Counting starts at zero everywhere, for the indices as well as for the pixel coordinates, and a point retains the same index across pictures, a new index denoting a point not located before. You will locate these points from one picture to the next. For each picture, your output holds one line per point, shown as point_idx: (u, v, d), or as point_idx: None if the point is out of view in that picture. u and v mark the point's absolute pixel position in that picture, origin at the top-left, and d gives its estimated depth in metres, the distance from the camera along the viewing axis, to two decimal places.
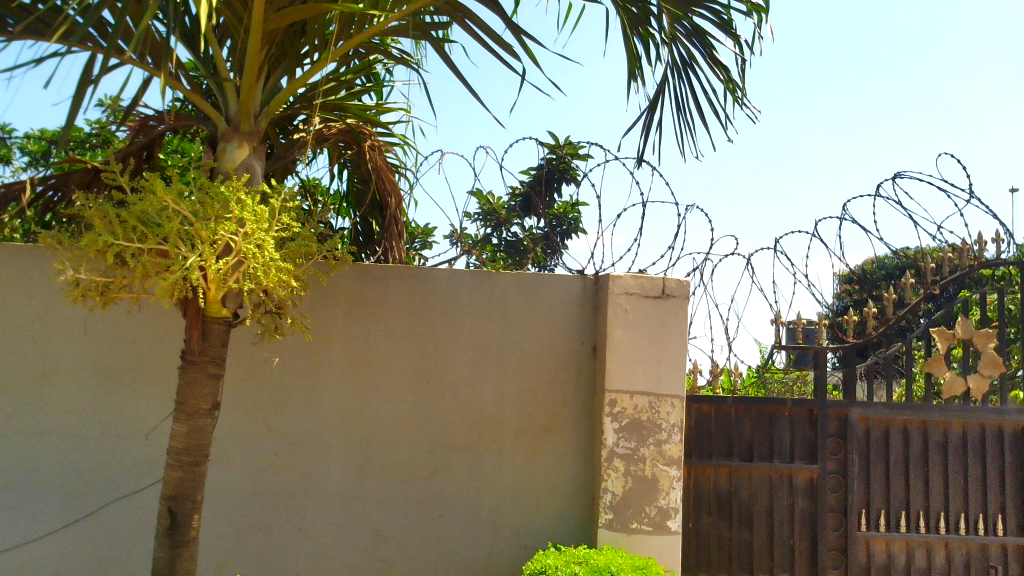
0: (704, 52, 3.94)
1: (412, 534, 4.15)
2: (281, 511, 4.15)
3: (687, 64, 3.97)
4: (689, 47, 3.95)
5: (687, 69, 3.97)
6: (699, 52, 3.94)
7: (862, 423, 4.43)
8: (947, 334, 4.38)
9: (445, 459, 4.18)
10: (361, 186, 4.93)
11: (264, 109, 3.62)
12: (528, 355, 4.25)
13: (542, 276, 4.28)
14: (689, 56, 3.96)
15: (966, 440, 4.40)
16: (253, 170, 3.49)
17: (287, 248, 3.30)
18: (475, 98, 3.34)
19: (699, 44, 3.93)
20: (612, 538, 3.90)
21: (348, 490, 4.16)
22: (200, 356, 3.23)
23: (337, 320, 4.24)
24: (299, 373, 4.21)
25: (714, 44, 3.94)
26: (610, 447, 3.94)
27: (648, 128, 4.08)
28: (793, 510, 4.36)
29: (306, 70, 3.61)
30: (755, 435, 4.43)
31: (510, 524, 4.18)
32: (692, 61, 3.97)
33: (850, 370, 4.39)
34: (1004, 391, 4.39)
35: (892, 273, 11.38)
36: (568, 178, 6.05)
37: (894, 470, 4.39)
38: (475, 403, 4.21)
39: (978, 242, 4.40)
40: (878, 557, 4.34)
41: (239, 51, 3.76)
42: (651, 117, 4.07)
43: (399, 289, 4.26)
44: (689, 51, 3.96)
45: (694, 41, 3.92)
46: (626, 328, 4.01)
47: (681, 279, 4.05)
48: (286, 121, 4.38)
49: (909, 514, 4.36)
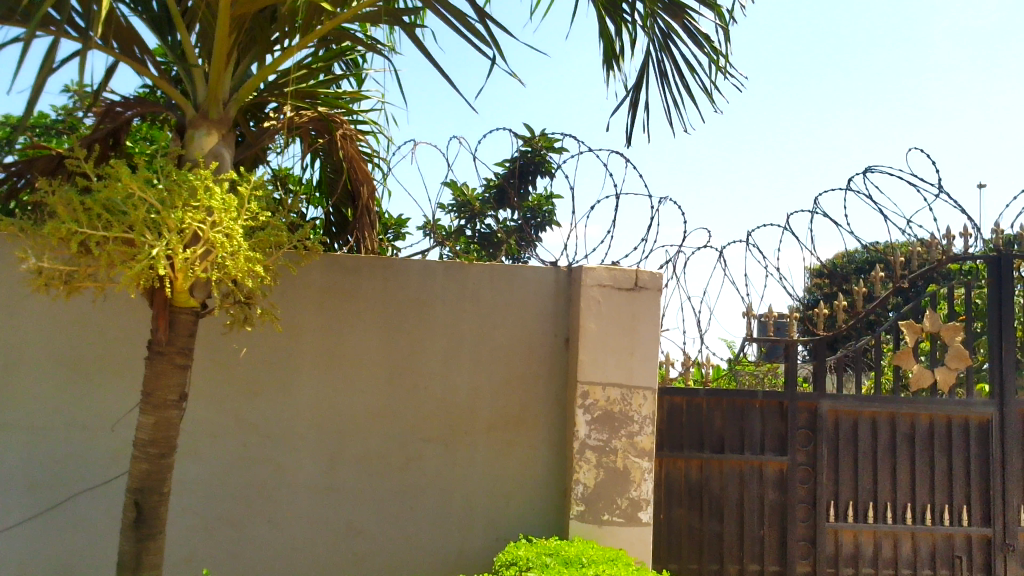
0: (686, 26, 3.95)
1: (384, 527, 4.12)
2: (251, 503, 4.11)
3: (668, 37, 4.01)
4: (667, 18, 3.97)
5: (668, 41, 4.02)
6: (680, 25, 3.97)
7: (832, 414, 4.47)
8: (915, 328, 4.46)
9: (418, 451, 4.16)
10: (334, 176, 4.88)
11: (234, 96, 3.57)
12: (502, 347, 4.23)
13: (515, 267, 4.26)
14: (669, 28, 3.99)
15: (932, 432, 4.48)
16: (221, 158, 3.46)
17: (255, 237, 3.23)
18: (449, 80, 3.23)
19: (677, 19, 3.94)
20: (583, 529, 3.90)
21: (319, 481, 4.12)
22: (167, 347, 3.17)
23: (308, 310, 4.19)
24: (269, 363, 4.16)
25: (691, 14, 3.95)
26: (582, 439, 3.93)
27: (636, 105, 4.14)
28: (763, 501, 4.39)
29: (277, 56, 3.56)
30: (727, 425, 4.45)
31: (482, 515, 4.16)
32: (671, 32, 4.00)
33: (819, 363, 4.45)
34: (970, 383, 4.50)
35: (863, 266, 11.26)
36: (544, 170, 6.02)
37: (862, 461, 4.45)
38: (449, 394, 4.19)
39: (947, 236, 4.46)
40: (846, 548, 4.39)
41: (206, 37, 3.71)
42: (638, 95, 4.13)
43: (372, 279, 4.22)
44: (669, 24, 3.99)
45: (674, 14, 3.94)
46: (598, 320, 4.00)
47: (654, 271, 4.05)
48: (256, 108, 4.35)
49: (876, 505, 4.42)
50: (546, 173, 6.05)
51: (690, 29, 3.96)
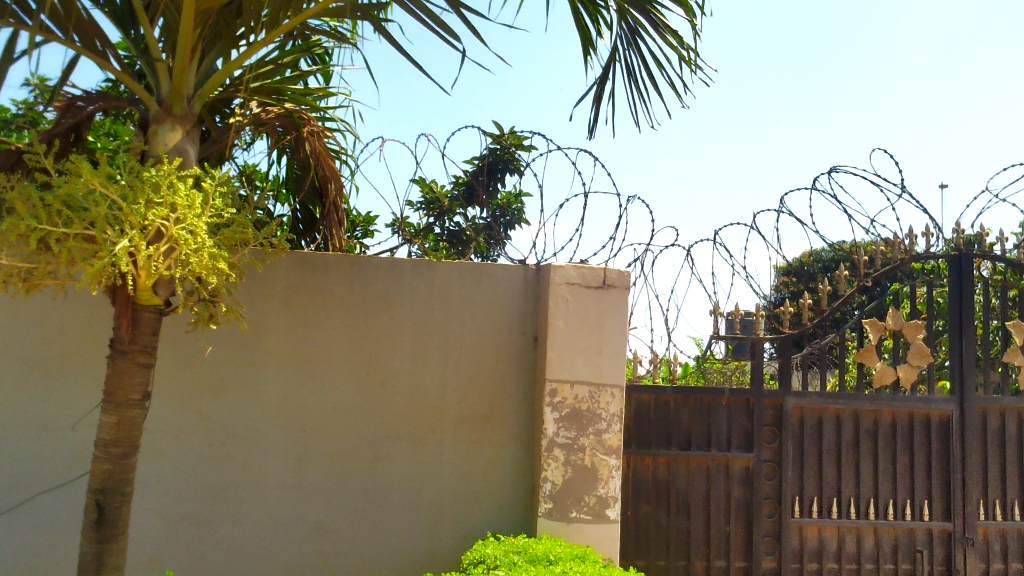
0: (654, 22, 3.97)
1: (351, 526, 4.10)
2: (217, 504, 4.06)
3: (636, 32, 4.03)
4: (635, 14, 3.98)
5: (636, 36, 4.03)
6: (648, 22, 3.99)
7: (797, 411, 4.52)
8: (879, 326, 4.52)
9: (385, 450, 4.14)
10: (302, 172, 4.82)
11: (199, 91, 3.52)
12: (469, 345, 4.22)
13: (483, 266, 4.25)
14: (637, 23, 4.01)
15: (895, 428, 4.55)
16: (185, 154, 3.41)
17: (220, 235, 3.19)
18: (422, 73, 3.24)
19: (645, 13, 3.96)
20: (551, 527, 3.90)
21: (285, 480, 4.08)
22: (130, 345, 3.12)
23: (275, 308, 4.14)
24: (235, 362, 4.11)
25: (659, 10, 3.97)
26: (550, 437, 3.93)
27: (600, 99, 4.15)
28: (729, 497, 4.42)
29: (243, 51, 3.51)
30: (694, 423, 4.47)
31: (450, 514, 4.15)
32: (638, 28, 4.02)
33: (785, 361, 4.50)
34: (931, 380, 4.59)
35: (828, 264, 11.36)
36: (513, 169, 6.02)
37: (826, 457, 4.50)
38: (417, 392, 4.17)
39: (910, 236, 4.53)
40: (811, 543, 4.44)
41: (171, 30, 3.65)
42: (603, 88, 4.13)
43: (339, 276, 4.18)
44: (636, 19, 4.01)
45: (641, 8, 3.95)
46: (566, 318, 4.00)
47: (622, 269, 4.07)
48: (222, 104, 4.29)
49: (840, 500, 4.48)
50: (515, 172, 6.04)
51: (657, 25, 3.98)
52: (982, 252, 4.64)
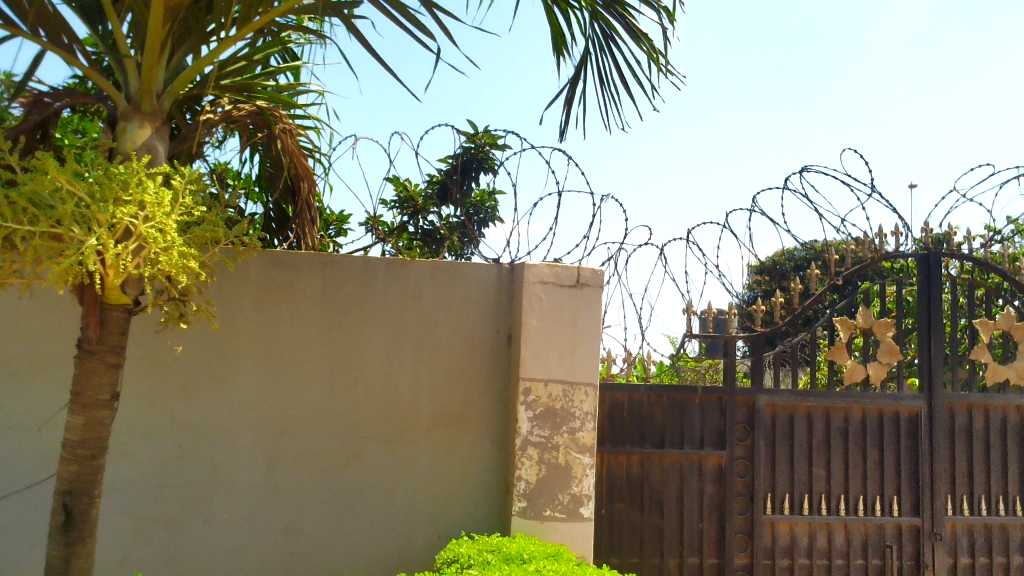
0: (627, 27, 3.99)
1: (323, 527, 4.07)
2: (187, 505, 4.01)
3: (609, 36, 4.04)
4: (608, 18, 3.99)
5: (609, 41, 4.04)
6: (621, 27, 4.00)
7: (769, 409, 4.55)
8: (849, 324, 4.57)
9: (358, 449, 4.11)
10: (274, 170, 4.78)
11: (168, 88, 3.47)
12: (442, 343, 4.21)
13: (457, 264, 4.24)
14: (610, 28, 4.02)
15: (865, 425, 4.61)
16: (155, 152, 3.36)
17: (190, 233, 3.15)
18: (395, 79, 3.15)
19: (617, 17, 3.97)
20: (525, 526, 3.90)
21: (257, 481, 4.05)
22: (98, 345, 3.07)
23: (246, 308, 4.10)
24: (206, 362, 4.06)
25: (633, 14, 3.98)
26: (524, 436, 3.93)
27: (571, 101, 4.15)
28: (702, 494, 4.45)
29: (214, 48, 3.47)
30: (667, 421, 4.49)
31: (423, 514, 4.13)
32: (611, 32, 4.03)
33: (757, 359, 4.54)
34: (901, 378, 4.64)
35: (801, 263, 11.42)
36: (487, 167, 6.00)
37: (798, 454, 4.54)
38: (390, 392, 4.15)
39: (880, 235, 4.59)
40: (782, 539, 4.48)
41: (140, 26, 3.60)
42: (574, 91, 4.14)
43: (312, 276, 4.15)
44: (609, 23, 4.02)
45: (615, 13, 3.96)
46: (541, 317, 4.00)
47: (595, 268, 4.07)
48: (192, 101, 4.24)
49: (812, 497, 4.52)
50: (490, 170, 6.02)
51: (630, 30, 3.99)
52: (950, 251, 4.70)
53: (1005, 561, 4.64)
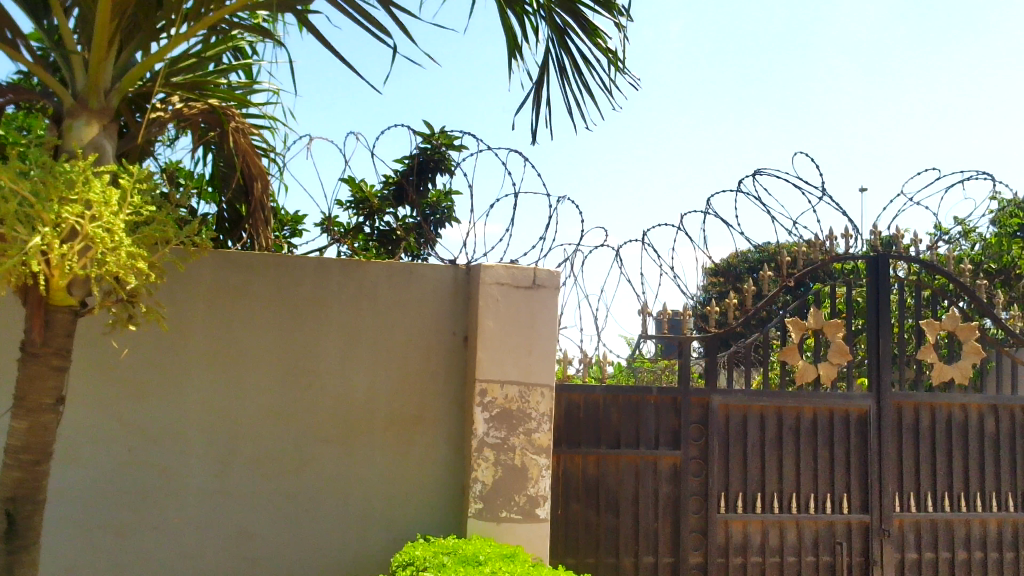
0: (584, 28, 4.00)
1: (276, 531, 4.01)
2: (136, 511, 3.93)
3: (565, 35, 4.04)
4: (562, 16, 4.00)
5: (566, 39, 4.05)
6: (577, 27, 4.02)
7: (723, 409, 4.60)
8: (800, 325, 4.64)
9: (312, 452, 4.06)
10: (227, 170, 4.70)
11: (117, 85, 3.40)
12: (398, 344, 4.18)
13: (413, 266, 4.21)
14: (566, 26, 4.03)
15: (816, 424, 4.69)
16: (103, 150, 3.28)
17: (139, 233, 3.08)
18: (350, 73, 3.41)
19: (573, 15, 3.98)
20: (481, 527, 3.89)
21: (209, 485, 3.98)
22: (43, 348, 2.99)
23: (197, 309, 4.03)
24: (156, 364, 3.98)
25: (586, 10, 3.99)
26: (480, 437, 3.92)
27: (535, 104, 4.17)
28: (657, 494, 4.48)
29: (164, 44, 3.41)
30: (623, 422, 4.51)
31: (379, 517, 4.10)
32: (567, 29, 4.03)
33: (712, 360, 4.59)
34: (850, 377, 4.73)
35: (753, 263, 11.59)
36: (443, 168, 5.97)
37: (751, 453, 4.60)
38: (345, 394, 4.11)
39: (830, 238, 4.68)
40: (735, 537, 4.54)
41: (87, 22, 3.53)
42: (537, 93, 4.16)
43: (265, 277, 4.09)
44: (564, 21, 4.02)
45: (568, 11, 3.97)
46: (497, 319, 3.99)
47: (551, 269, 4.08)
48: (141, 98, 4.16)
49: (764, 495, 4.58)
50: (446, 171, 5.99)
51: (586, 29, 4.01)
52: (898, 253, 4.81)
53: (950, 556, 4.75)
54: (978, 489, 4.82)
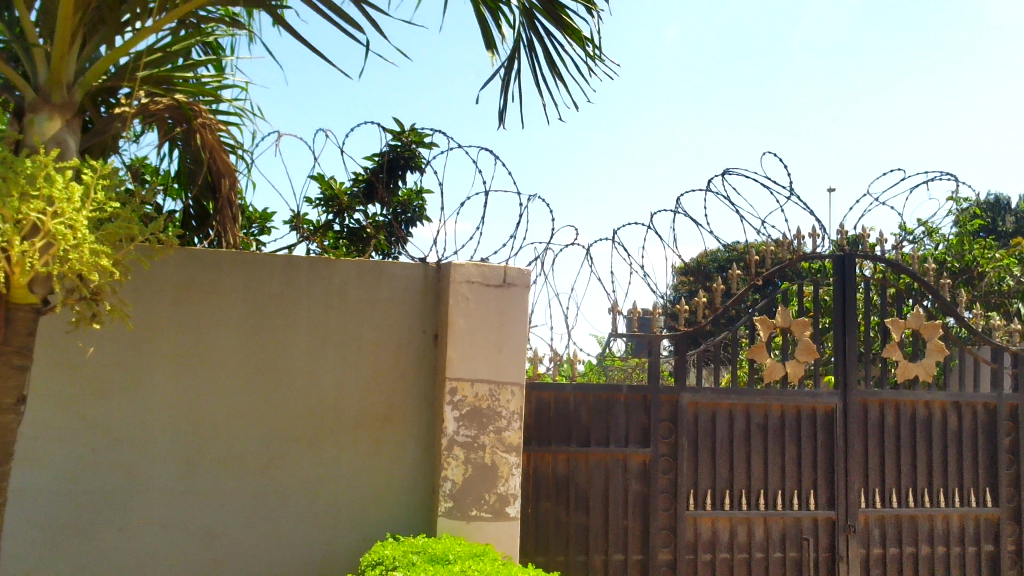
0: (559, 21, 4.05)
1: (243, 531, 3.97)
2: (100, 513, 3.86)
3: (533, 17, 4.05)
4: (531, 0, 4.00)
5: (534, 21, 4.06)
6: (553, 20, 4.06)
7: (692, 407, 4.64)
8: (768, 323, 4.68)
9: (280, 452, 4.02)
10: (194, 166, 4.64)
11: (80, 80, 3.33)
12: (368, 343, 4.15)
13: (382, 264, 4.19)
14: (534, 9, 4.04)
15: (783, 421, 4.74)
16: (65, 145, 3.23)
17: (103, 230, 3.02)
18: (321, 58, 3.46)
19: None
20: (451, 526, 3.88)
21: (174, 486, 3.92)
22: (3, 346, 2.94)
23: (163, 308, 3.96)
24: (120, 363, 3.91)
25: None
26: (450, 436, 3.91)
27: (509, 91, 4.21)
28: (627, 492, 4.49)
29: (129, 38, 3.35)
30: (592, 420, 4.52)
31: (348, 517, 4.07)
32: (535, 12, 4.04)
33: (681, 358, 4.62)
34: (817, 375, 4.78)
35: (723, 264, 11.66)
36: (413, 166, 5.93)
37: (719, 451, 4.64)
38: (314, 393, 4.07)
39: (798, 237, 4.74)
40: (704, 534, 4.57)
41: (50, 14, 3.46)
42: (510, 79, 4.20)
43: (232, 275, 4.04)
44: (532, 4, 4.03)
45: None
46: (467, 317, 3.98)
47: (522, 267, 4.08)
48: (106, 92, 4.10)
49: (732, 492, 4.63)
50: (416, 169, 5.95)
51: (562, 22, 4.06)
52: (864, 252, 4.86)
53: (914, 550, 4.83)
54: (941, 484, 4.91)
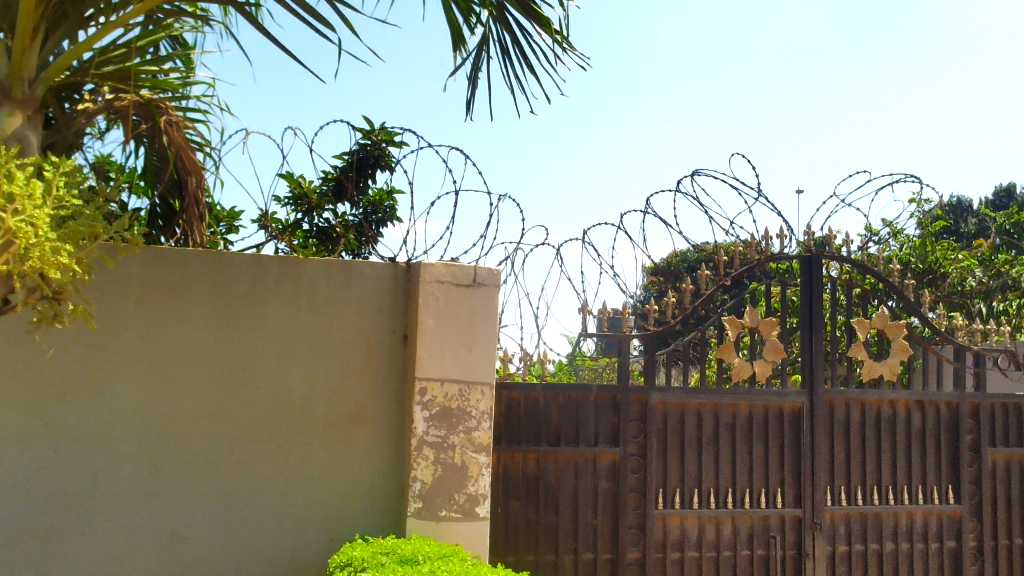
0: (529, 12, 4.14)
1: (210, 533, 3.92)
2: (62, 516, 3.79)
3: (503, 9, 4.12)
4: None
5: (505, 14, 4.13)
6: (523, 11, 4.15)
7: (661, 407, 4.66)
8: (736, 323, 4.69)
9: (248, 452, 3.98)
10: (160, 164, 4.58)
11: (42, 75, 3.28)
12: (337, 343, 4.12)
13: (351, 263, 4.16)
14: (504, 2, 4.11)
15: (751, 421, 4.78)
16: (26, 142, 3.21)
17: (65, 229, 2.97)
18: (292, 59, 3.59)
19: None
20: (421, 527, 3.86)
21: (139, 487, 3.87)
22: None
23: (128, 307, 3.90)
24: (83, 364, 3.84)
25: None
26: (420, 436, 3.89)
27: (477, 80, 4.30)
28: (597, 492, 4.51)
29: (92, 33, 3.30)
30: (562, 420, 4.53)
31: (316, 517, 4.04)
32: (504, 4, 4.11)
33: (650, 357, 4.64)
34: (784, 374, 4.82)
35: (693, 263, 11.73)
36: (383, 164, 5.89)
37: (688, 451, 4.67)
38: (282, 393, 4.03)
39: (766, 237, 4.78)
40: (673, 533, 4.60)
41: (11, 9, 3.40)
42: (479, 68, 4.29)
43: (199, 274, 3.99)
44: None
45: None
46: (437, 317, 3.97)
47: (492, 267, 4.08)
48: (69, 88, 4.02)
49: (701, 491, 4.66)
50: (386, 168, 5.91)
51: (532, 13, 4.15)
52: (831, 253, 4.92)
53: (878, 547, 4.90)
54: (905, 482, 4.98)
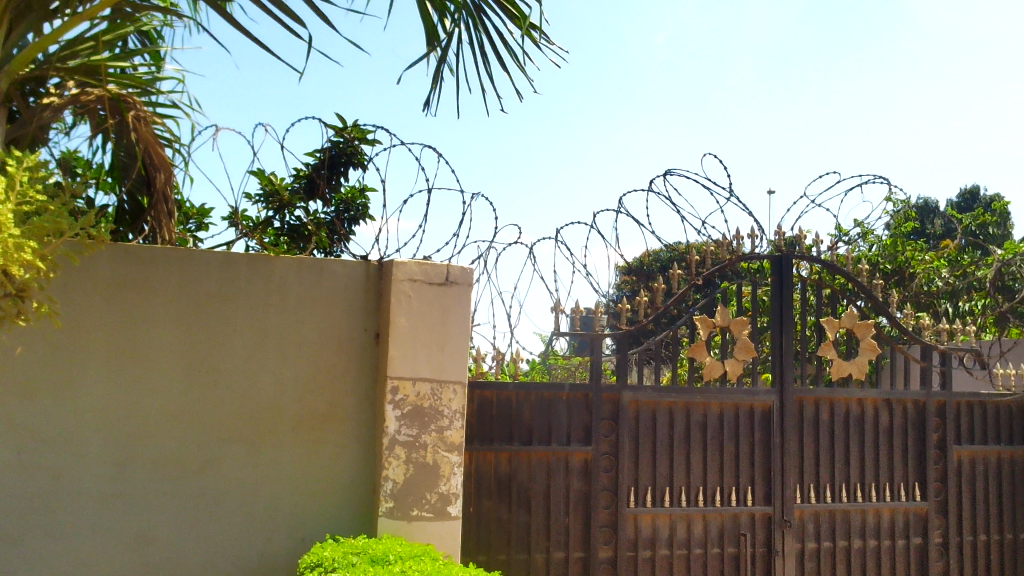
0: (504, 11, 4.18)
1: (177, 534, 3.87)
2: (25, 516, 3.72)
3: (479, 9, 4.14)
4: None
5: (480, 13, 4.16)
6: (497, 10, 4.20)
7: (633, 406, 4.67)
8: (708, 322, 4.75)
9: (217, 453, 3.93)
10: (128, 159, 4.51)
11: (5, 67, 3.23)
12: (308, 342, 4.08)
13: (323, 261, 4.13)
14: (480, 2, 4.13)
15: (722, 420, 4.81)
16: None
17: (30, 224, 2.91)
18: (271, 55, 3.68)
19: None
20: (392, 526, 3.84)
21: (105, 487, 3.80)
22: None
23: (95, 305, 3.83)
24: (49, 362, 3.77)
25: None
26: (392, 435, 3.86)
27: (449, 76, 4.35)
28: (568, 491, 4.51)
29: (58, 26, 3.24)
30: (535, 419, 4.52)
31: (285, 518, 4.00)
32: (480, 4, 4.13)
33: (623, 356, 4.65)
34: (755, 373, 4.85)
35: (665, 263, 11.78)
36: (355, 162, 5.84)
37: (660, 450, 4.69)
38: (252, 392, 3.99)
39: (737, 237, 4.81)
40: (644, 531, 4.61)
41: None
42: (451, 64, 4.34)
43: (168, 272, 3.93)
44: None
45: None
46: (409, 315, 3.95)
47: (465, 266, 4.06)
48: (34, 82, 3.96)
49: (672, 490, 4.68)
50: (358, 166, 5.87)
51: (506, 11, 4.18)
52: (801, 253, 4.96)
53: (846, 544, 4.95)
54: (872, 480, 5.03)
